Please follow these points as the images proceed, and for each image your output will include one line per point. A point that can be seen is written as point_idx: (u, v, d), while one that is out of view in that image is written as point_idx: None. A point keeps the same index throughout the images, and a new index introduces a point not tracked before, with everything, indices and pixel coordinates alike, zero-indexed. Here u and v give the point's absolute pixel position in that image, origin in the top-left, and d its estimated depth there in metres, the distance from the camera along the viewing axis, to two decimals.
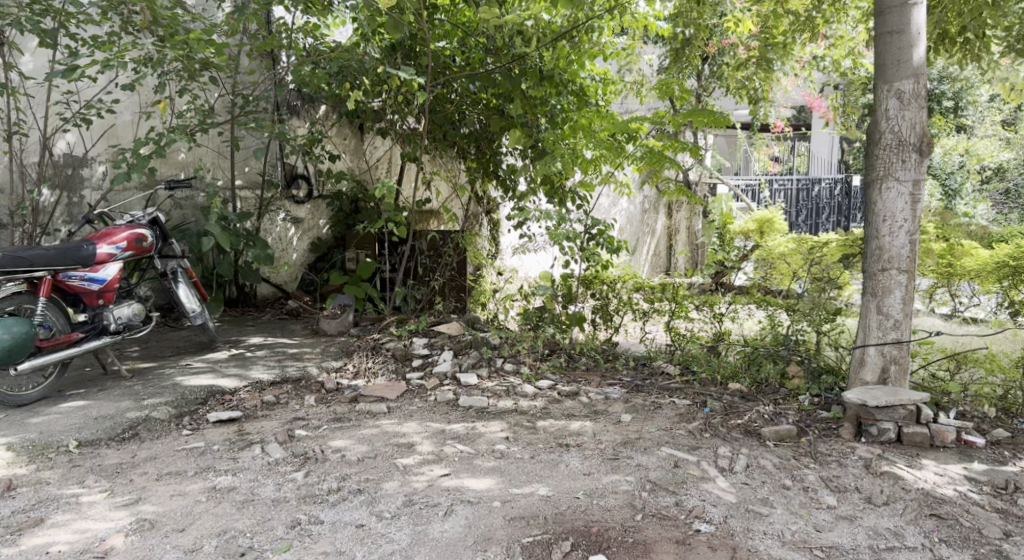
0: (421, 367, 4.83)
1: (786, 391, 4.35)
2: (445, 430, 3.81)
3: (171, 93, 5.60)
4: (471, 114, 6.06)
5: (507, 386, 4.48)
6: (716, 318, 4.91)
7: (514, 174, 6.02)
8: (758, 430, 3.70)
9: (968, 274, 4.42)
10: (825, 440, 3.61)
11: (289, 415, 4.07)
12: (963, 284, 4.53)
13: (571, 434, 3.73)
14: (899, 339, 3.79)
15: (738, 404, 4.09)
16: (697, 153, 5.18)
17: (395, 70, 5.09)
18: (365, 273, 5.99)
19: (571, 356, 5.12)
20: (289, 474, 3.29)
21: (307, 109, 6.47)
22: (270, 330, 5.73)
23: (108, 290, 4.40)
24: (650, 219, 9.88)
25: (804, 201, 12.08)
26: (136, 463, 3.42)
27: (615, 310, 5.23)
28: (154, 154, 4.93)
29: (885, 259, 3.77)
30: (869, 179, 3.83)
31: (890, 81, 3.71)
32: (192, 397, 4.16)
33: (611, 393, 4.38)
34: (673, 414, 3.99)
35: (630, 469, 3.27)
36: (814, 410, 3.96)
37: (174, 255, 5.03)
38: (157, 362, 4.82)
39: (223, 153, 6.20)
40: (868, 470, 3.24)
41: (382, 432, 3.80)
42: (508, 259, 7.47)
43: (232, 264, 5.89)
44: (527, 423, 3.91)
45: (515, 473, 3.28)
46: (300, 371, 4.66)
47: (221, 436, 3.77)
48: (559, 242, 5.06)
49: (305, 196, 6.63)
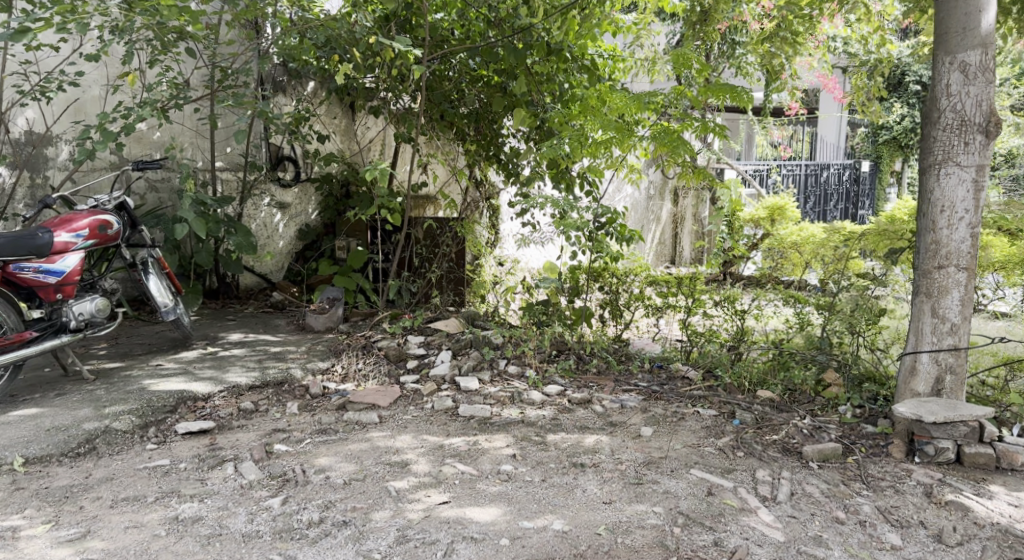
0: (416, 370, 4.40)
1: (823, 400, 3.90)
2: (444, 445, 3.37)
3: (140, 65, 5.09)
4: (470, 92, 5.59)
5: (511, 391, 4.04)
6: (738, 315, 4.40)
7: (516, 157, 5.53)
8: (798, 448, 3.29)
9: (989, 265, 4.13)
10: (874, 460, 3.20)
11: (269, 426, 3.63)
12: (986, 275, 4.19)
13: (586, 452, 3.29)
14: (956, 345, 3.36)
15: (771, 415, 3.67)
16: (721, 134, 4.69)
17: (389, 41, 4.56)
18: (357, 263, 5.52)
19: (581, 357, 4.64)
20: (264, 501, 2.84)
21: (294, 85, 6.00)
22: (252, 325, 5.27)
23: (67, 283, 3.94)
24: (656, 206, 9.37)
25: (813, 187, 11.58)
26: (90, 486, 2.96)
27: (625, 305, 4.79)
28: (121, 130, 4.44)
29: (942, 255, 3.34)
30: (925, 164, 3.40)
31: (953, 51, 3.28)
32: (160, 405, 3.70)
33: (627, 401, 3.94)
34: (699, 427, 3.56)
35: (656, 497, 2.84)
36: (858, 424, 3.54)
37: (144, 244, 4.56)
38: (124, 362, 4.35)
39: (201, 132, 5.71)
40: (930, 500, 2.85)
41: (372, 447, 3.36)
42: (508, 250, 7.01)
43: (210, 251, 5.42)
44: (535, 437, 3.48)
45: (525, 500, 2.85)
46: (283, 374, 4.21)
47: (190, 451, 3.31)
48: (569, 234, 4.55)
49: (291, 179, 6.18)
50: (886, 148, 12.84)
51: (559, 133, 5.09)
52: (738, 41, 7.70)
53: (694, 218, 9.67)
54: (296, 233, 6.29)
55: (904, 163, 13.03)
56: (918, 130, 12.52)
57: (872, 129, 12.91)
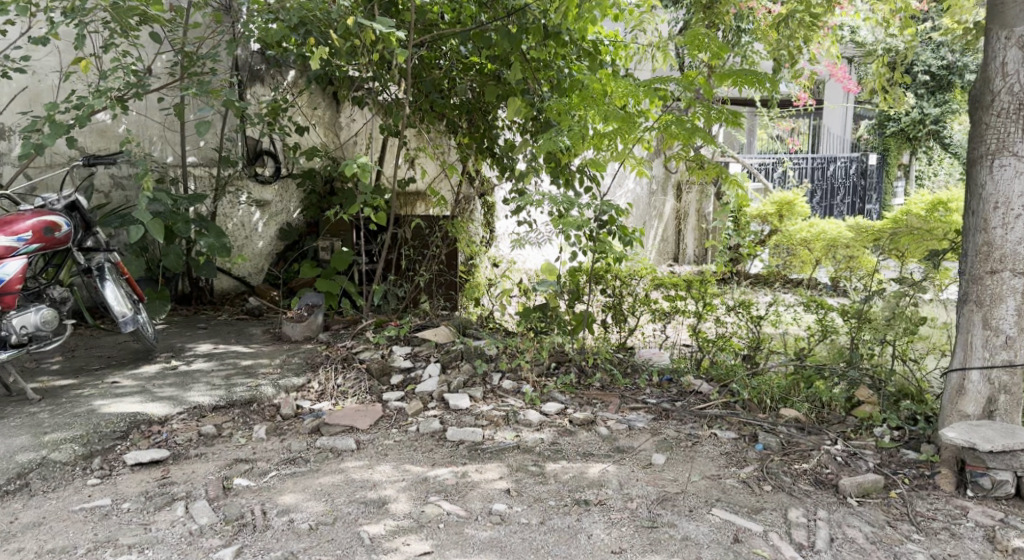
0: (401, 386, 3.98)
1: (855, 421, 3.44)
2: (428, 478, 2.95)
3: (97, 51, 4.67)
4: (462, 80, 5.16)
5: (506, 411, 3.62)
6: (754, 322, 4.06)
7: (512, 151, 5.10)
8: (832, 481, 2.88)
9: None
10: (922, 495, 2.80)
11: (231, 454, 3.21)
12: None
13: (591, 485, 2.87)
14: (1011, 361, 2.93)
15: (798, 439, 3.26)
16: (735, 122, 4.24)
17: (371, 22, 4.07)
18: (341, 265, 5.09)
19: (582, 369, 4.18)
20: (214, 553, 2.42)
21: (272, 75, 5.61)
22: (225, 334, 4.85)
23: (7, 293, 3.50)
24: (659, 201, 8.94)
25: (820, 180, 11.16)
26: (12, 534, 2.53)
27: (630, 310, 4.37)
28: (72, 122, 4.00)
29: (996, 258, 2.92)
30: (974, 155, 2.99)
31: (1009, 24, 2.86)
32: (109, 431, 3.26)
33: (635, 421, 3.53)
34: (717, 453, 3.16)
35: (675, 545, 2.42)
36: (898, 450, 3.13)
37: (100, 247, 4.12)
38: (76, 380, 3.92)
39: (170, 125, 5.30)
40: (994, 547, 2.43)
41: (346, 481, 2.94)
42: (504, 250, 6.64)
43: (178, 254, 5.00)
44: (533, 467, 3.05)
45: (520, 549, 2.43)
46: (251, 392, 3.78)
47: (137, 488, 2.89)
48: (568, 234, 4.11)
49: (270, 175, 5.77)
50: (894, 141, 12.47)
51: (558, 123, 4.65)
52: (744, 28, 7.28)
53: (699, 213, 9.29)
54: (276, 233, 5.87)
55: (912, 156, 12.73)
56: (926, 121, 12.18)
57: (879, 122, 12.57)
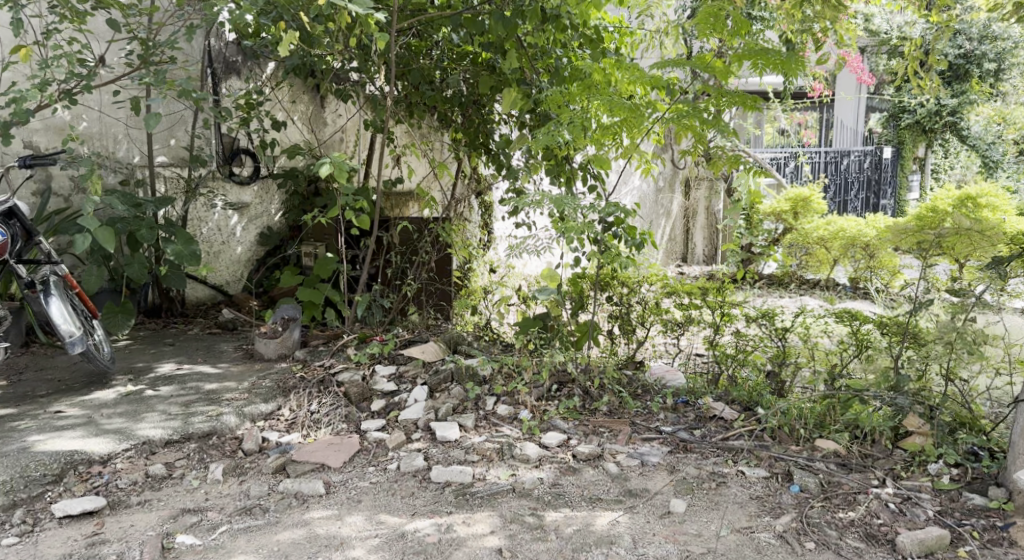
0: (383, 413, 3.53)
1: (904, 456, 2.96)
2: (406, 534, 2.49)
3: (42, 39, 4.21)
4: (454, 71, 4.70)
5: (501, 443, 3.16)
6: (779, 336, 3.59)
7: (507, 146, 4.60)
8: (886, 536, 2.42)
9: None
10: (997, 553, 2.34)
11: (180, 503, 2.75)
12: None
13: (600, 542, 2.41)
14: None
15: (840, 479, 2.79)
16: (754, 109, 3.70)
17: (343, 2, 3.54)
18: (324, 272, 4.55)
19: (587, 392, 3.69)
20: None
21: (249, 67, 5.16)
22: (193, 352, 4.41)
23: None
24: (666, 200, 8.45)
25: (833, 175, 10.65)
26: None
27: (639, 320, 3.92)
28: (10, 118, 3.54)
29: None
30: None
31: None
32: (38, 476, 2.80)
33: (649, 456, 3.06)
34: (747, 498, 2.69)
35: None
36: (960, 493, 2.68)
37: (44, 258, 3.67)
38: (16, 408, 3.48)
39: (134, 121, 4.86)
40: None
41: (309, 538, 2.48)
42: (501, 254, 6.19)
43: (143, 263, 4.52)
44: (530, 517, 2.59)
45: None
46: (211, 422, 3.33)
47: (61, 549, 2.43)
48: (570, 241, 3.61)
49: (249, 175, 5.32)
50: (910, 133, 11.87)
51: (557, 115, 4.13)
52: (758, 15, 6.76)
53: (707, 211, 8.81)
54: (255, 237, 5.44)
55: (928, 149, 12.08)
56: (943, 114, 11.54)
57: (894, 112, 11.93)
